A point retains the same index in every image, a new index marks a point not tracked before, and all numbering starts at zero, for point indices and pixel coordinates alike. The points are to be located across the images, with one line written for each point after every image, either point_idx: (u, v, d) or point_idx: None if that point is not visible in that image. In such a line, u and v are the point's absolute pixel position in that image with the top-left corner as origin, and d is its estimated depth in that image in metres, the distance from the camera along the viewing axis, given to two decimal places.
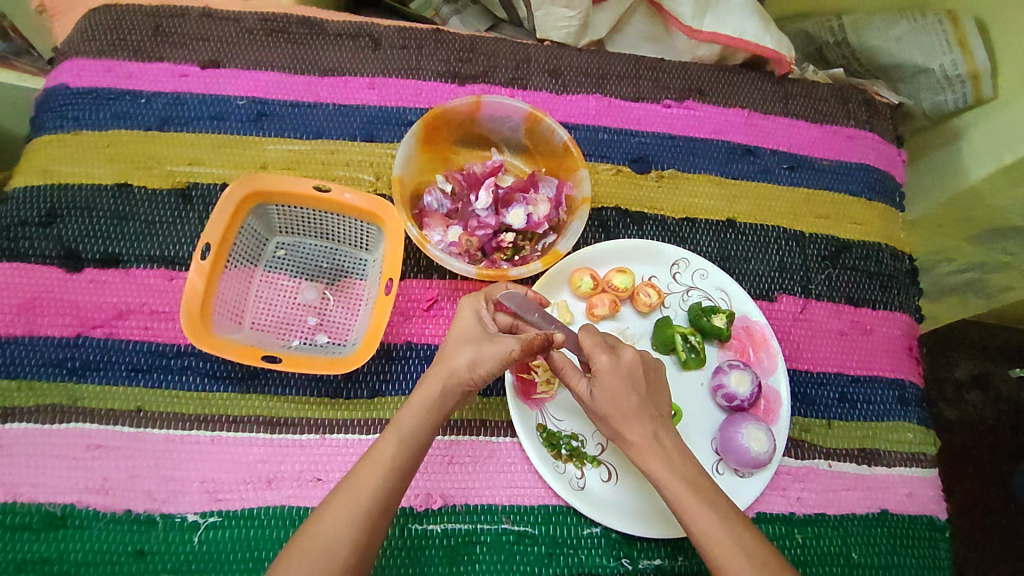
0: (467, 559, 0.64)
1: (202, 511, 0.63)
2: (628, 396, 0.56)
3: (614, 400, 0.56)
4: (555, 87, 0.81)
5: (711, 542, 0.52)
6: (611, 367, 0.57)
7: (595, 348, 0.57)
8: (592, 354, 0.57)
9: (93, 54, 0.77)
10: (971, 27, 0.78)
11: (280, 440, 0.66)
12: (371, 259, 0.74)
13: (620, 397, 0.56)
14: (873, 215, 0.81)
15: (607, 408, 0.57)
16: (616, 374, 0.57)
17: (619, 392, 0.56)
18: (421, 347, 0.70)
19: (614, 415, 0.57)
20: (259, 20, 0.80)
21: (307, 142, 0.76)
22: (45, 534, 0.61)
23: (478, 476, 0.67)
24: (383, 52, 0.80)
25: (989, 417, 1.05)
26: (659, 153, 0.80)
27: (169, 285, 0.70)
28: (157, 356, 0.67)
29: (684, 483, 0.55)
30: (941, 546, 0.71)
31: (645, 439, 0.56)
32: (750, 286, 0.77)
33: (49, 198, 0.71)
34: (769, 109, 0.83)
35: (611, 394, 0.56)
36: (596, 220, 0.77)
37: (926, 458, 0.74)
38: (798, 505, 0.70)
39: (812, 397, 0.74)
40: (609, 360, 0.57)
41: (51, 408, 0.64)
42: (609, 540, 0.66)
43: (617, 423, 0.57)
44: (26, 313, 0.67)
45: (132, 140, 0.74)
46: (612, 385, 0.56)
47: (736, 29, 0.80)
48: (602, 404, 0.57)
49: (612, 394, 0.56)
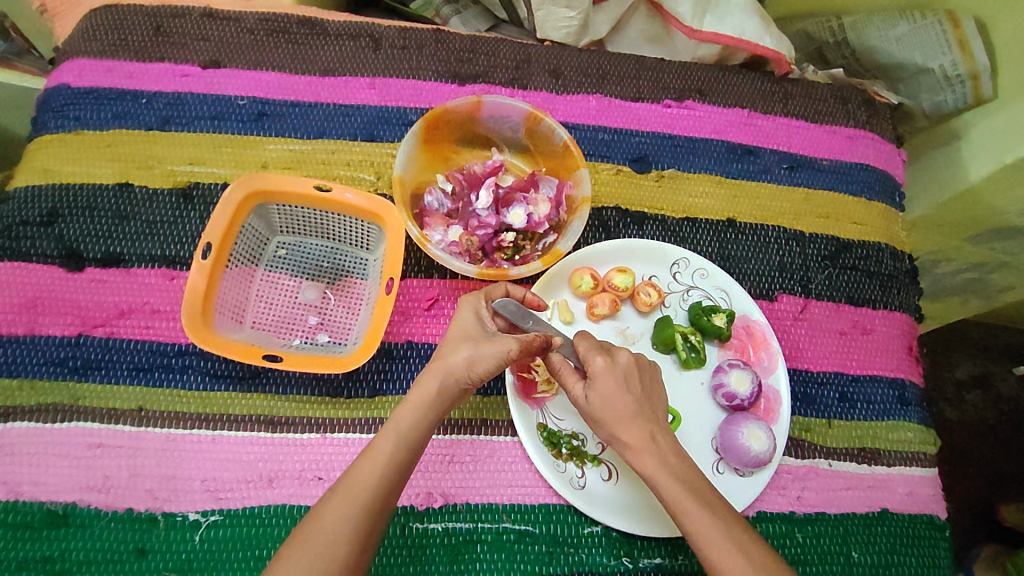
0: (468, 558, 0.64)
1: (202, 511, 0.63)
2: (623, 398, 0.57)
3: (609, 402, 0.57)
4: (555, 87, 0.81)
5: (707, 542, 0.52)
6: (606, 369, 0.57)
7: (591, 352, 0.58)
8: (588, 357, 0.58)
9: (94, 54, 0.77)
10: (971, 27, 0.78)
11: (280, 440, 0.66)
12: (371, 259, 0.74)
13: (615, 399, 0.57)
14: (873, 215, 0.81)
15: (603, 411, 0.57)
16: (612, 376, 0.57)
17: (614, 394, 0.57)
18: (421, 346, 0.70)
19: (609, 417, 0.57)
20: (259, 20, 0.80)
21: (308, 142, 0.76)
22: (45, 533, 0.61)
23: (478, 476, 0.67)
24: (383, 52, 0.80)
25: (990, 417, 1.05)
26: (659, 153, 0.80)
27: (169, 285, 0.70)
28: (158, 356, 0.67)
29: (681, 483, 0.55)
30: (941, 545, 0.71)
31: (641, 440, 0.56)
32: (750, 286, 0.77)
33: (50, 198, 0.71)
34: (769, 109, 0.83)
35: (606, 396, 0.57)
36: (596, 220, 0.77)
37: (926, 458, 0.74)
38: (798, 504, 0.70)
39: (812, 397, 0.74)
40: (604, 363, 0.57)
41: (52, 408, 0.65)
42: (609, 539, 0.66)
43: (612, 425, 0.57)
44: (27, 312, 0.67)
45: (133, 140, 0.75)
46: (607, 387, 0.57)
47: (736, 29, 0.81)
48: (597, 406, 0.57)
49: (608, 396, 0.57)
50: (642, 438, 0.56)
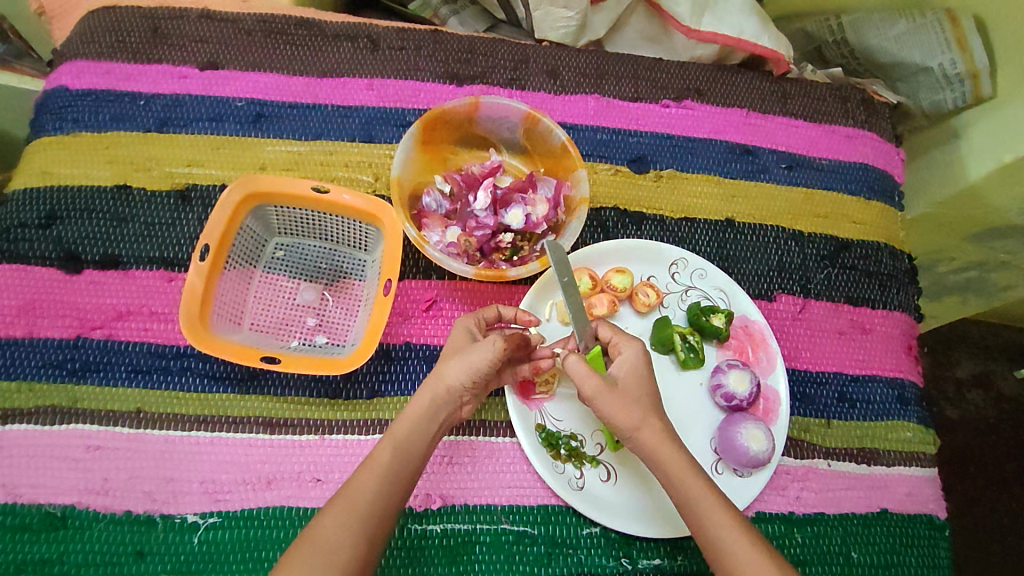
0: (467, 559, 0.64)
1: (202, 512, 0.63)
2: (652, 384, 0.60)
3: (640, 385, 0.59)
4: (553, 87, 0.81)
5: (729, 541, 0.52)
6: (640, 354, 0.61)
7: (622, 341, 0.62)
8: (619, 341, 0.62)
9: (92, 56, 0.77)
10: (971, 27, 0.77)
11: (279, 441, 0.66)
12: (370, 260, 0.74)
13: (644, 383, 0.60)
14: (872, 214, 0.81)
15: (630, 398, 0.58)
16: (645, 362, 0.61)
17: (646, 379, 0.60)
18: (420, 347, 0.70)
19: (639, 402, 0.58)
20: (258, 21, 0.80)
21: (307, 143, 0.76)
22: (44, 535, 0.61)
23: (478, 477, 0.67)
24: (382, 53, 0.80)
25: (990, 416, 1.05)
26: (658, 153, 0.80)
27: (168, 287, 0.70)
28: (157, 357, 0.67)
29: (704, 482, 0.55)
30: (940, 545, 0.71)
31: (665, 434, 0.57)
32: (750, 285, 0.77)
33: (50, 200, 0.71)
34: (768, 109, 0.83)
35: (639, 378, 0.60)
36: (595, 221, 0.77)
37: (926, 458, 0.74)
38: (797, 504, 0.70)
39: (811, 397, 0.74)
40: (641, 347, 0.61)
41: (51, 410, 0.65)
42: (609, 540, 0.66)
43: (641, 411, 0.57)
44: (26, 314, 0.67)
45: (131, 141, 0.75)
46: (641, 370, 0.60)
47: (735, 29, 0.80)
48: (627, 389, 0.59)
49: (635, 378, 0.60)
50: (665, 437, 0.57)
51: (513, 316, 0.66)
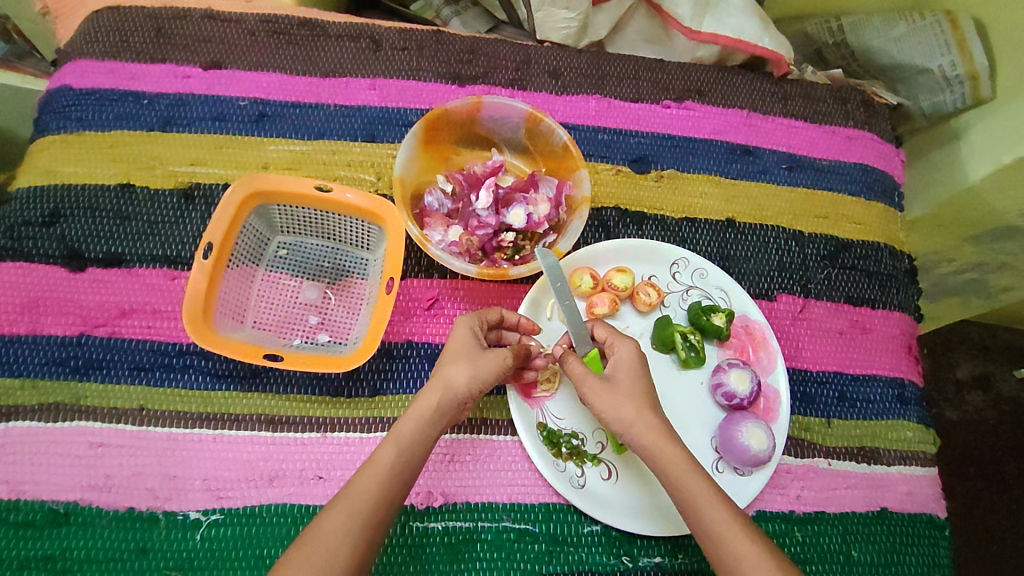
0: (468, 557, 0.64)
1: (203, 509, 0.63)
2: (646, 382, 0.61)
3: (633, 383, 0.60)
4: (555, 88, 0.82)
5: (729, 539, 0.52)
6: (633, 353, 0.61)
7: (616, 342, 0.63)
8: (613, 341, 0.63)
9: (96, 56, 0.78)
10: (970, 27, 0.78)
11: (280, 438, 0.66)
12: (372, 259, 0.75)
13: (638, 381, 0.60)
14: (871, 214, 0.82)
15: (623, 394, 0.59)
16: (638, 360, 0.61)
17: (639, 377, 0.60)
18: (422, 346, 0.71)
19: (632, 399, 0.59)
20: (261, 22, 0.80)
21: (309, 142, 0.77)
22: (47, 532, 0.61)
23: (479, 475, 0.67)
24: (383, 53, 0.80)
25: (991, 417, 1.05)
26: (658, 153, 0.81)
27: (171, 285, 0.70)
28: (159, 355, 0.68)
29: (703, 480, 0.56)
30: (940, 544, 0.71)
31: (659, 431, 0.57)
32: (750, 285, 0.77)
33: (53, 199, 0.72)
34: (768, 110, 0.83)
35: (632, 377, 0.60)
36: (596, 220, 0.78)
37: (925, 457, 0.74)
38: (797, 503, 0.70)
39: (811, 396, 0.74)
40: (634, 346, 0.62)
41: (53, 407, 0.65)
42: (609, 537, 0.66)
43: (633, 406, 0.58)
44: (29, 312, 0.68)
45: (134, 140, 0.75)
46: (634, 368, 0.61)
47: (735, 30, 0.81)
48: (620, 386, 0.59)
49: (628, 377, 0.60)
50: (660, 434, 0.57)
51: (514, 322, 0.67)
